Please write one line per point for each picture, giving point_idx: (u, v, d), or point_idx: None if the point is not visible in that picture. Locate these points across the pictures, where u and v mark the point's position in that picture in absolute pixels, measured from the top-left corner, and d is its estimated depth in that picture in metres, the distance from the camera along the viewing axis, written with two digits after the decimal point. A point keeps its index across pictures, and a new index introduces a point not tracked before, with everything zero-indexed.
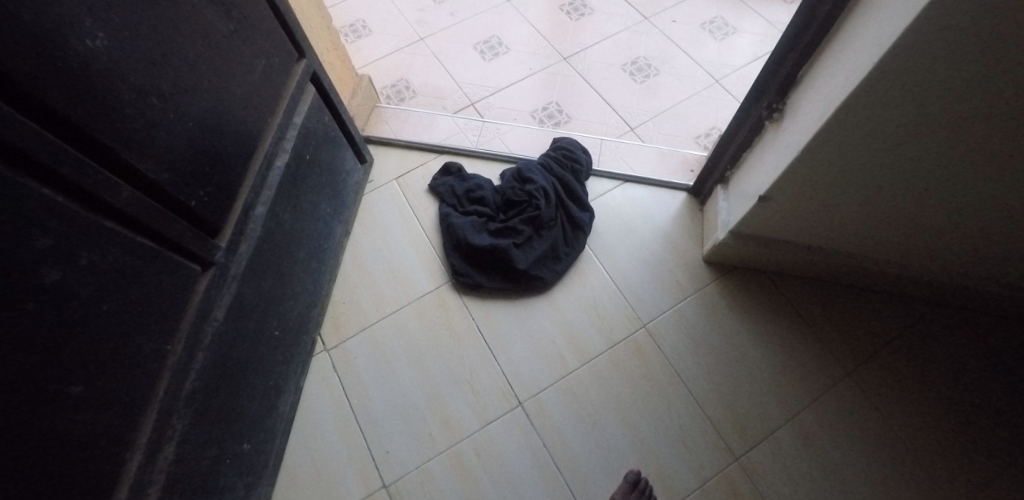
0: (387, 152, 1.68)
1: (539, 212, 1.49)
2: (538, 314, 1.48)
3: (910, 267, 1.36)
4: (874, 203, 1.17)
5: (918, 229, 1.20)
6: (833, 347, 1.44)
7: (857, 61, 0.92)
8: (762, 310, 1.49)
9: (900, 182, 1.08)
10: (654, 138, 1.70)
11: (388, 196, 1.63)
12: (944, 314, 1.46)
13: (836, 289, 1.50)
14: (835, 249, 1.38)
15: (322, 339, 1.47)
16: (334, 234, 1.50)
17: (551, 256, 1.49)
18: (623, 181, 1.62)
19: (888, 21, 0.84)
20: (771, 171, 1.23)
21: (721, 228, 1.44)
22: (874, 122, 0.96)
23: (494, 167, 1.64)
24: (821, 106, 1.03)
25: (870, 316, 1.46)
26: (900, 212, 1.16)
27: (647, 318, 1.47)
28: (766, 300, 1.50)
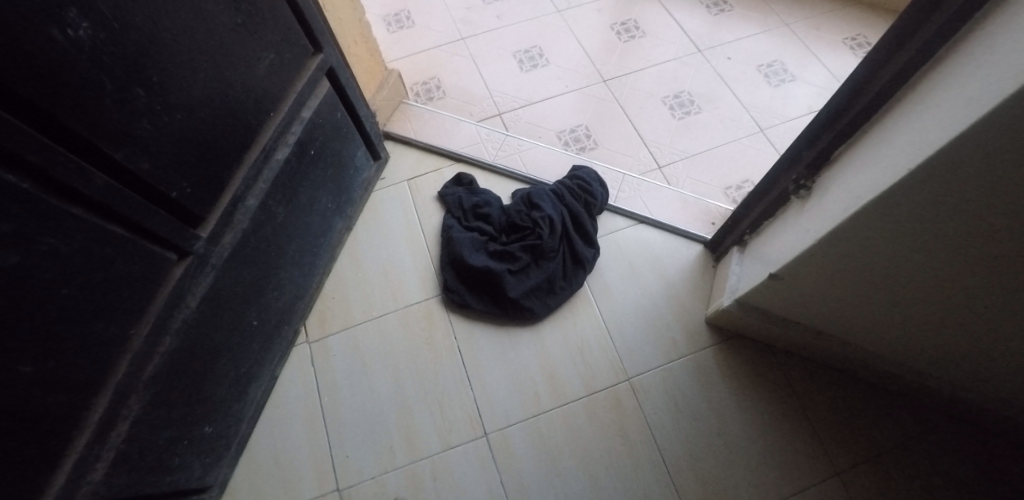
0: (404, 152, 1.66)
1: (540, 241, 1.43)
2: (522, 345, 1.43)
3: (930, 379, 1.24)
4: (895, 306, 1.05)
5: (941, 340, 1.07)
6: (827, 442, 1.32)
7: (893, 160, 0.82)
8: (757, 385, 1.38)
9: (926, 290, 0.95)
10: (680, 181, 1.60)
11: (396, 196, 1.61)
12: (959, 427, 1.32)
13: (841, 378, 1.38)
14: (842, 339, 1.26)
15: (306, 330, 1.47)
16: (335, 229, 1.49)
17: (546, 289, 1.43)
18: (637, 221, 1.54)
19: (933, 124, 0.74)
20: (786, 249, 1.13)
21: (728, 292, 1.35)
22: (897, 228, 0.86)
23: (507, 184, 1.59)
24: (845, 198, 0.94)
25: (873, 414, 1.34)
26: (925, 319, 1.04)
27: (633, 371, 1.40)
28: (762, 374, 1.39)
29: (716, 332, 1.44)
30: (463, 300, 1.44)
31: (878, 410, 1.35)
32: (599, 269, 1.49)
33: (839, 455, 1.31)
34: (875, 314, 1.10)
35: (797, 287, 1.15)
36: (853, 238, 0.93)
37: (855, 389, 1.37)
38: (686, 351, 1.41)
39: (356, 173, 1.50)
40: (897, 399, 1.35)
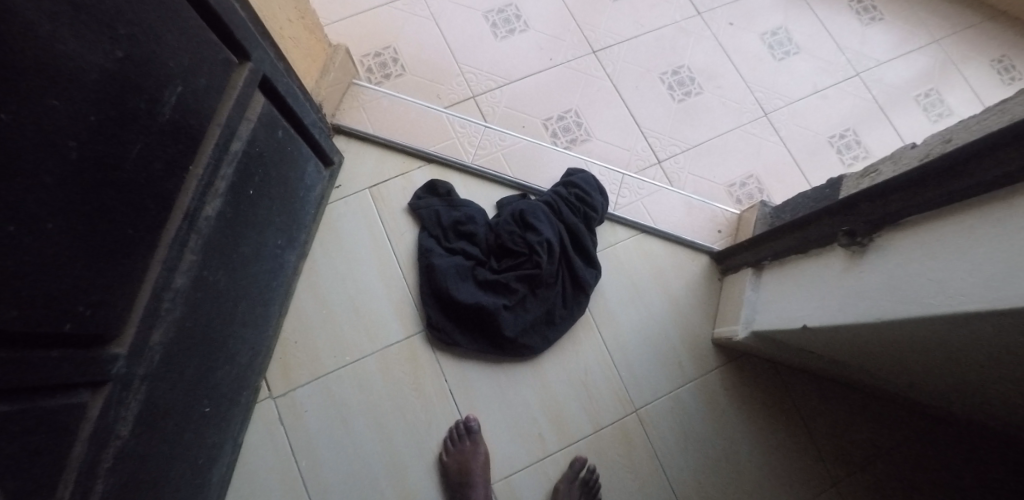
0: (362, 149, 1.38)
1: (539, 270, 1.23)
2: (520, 383, 1.26)
3: (947, 413, 1.16)
4: (953, 377, 0.91)
5: (983, 400, 0.96)
6: (824, 456, 1.25)
7: (989, 275, 0.64)
8: (763, 404, 1.28)
9: (998, 376, 0.81)
10: (683, 180, 1.43)
11: (358, 210, 1.34)
12: (949, 434, 1.25)
13: (837, 388, 1.29)
14: (857, 370, 1.12)
15: (268, 384, 1.26)
16: (288, 263, 1.22)
17: (546, 322, 1.25)
18: (640, 231, 1.37)
19: None
20: (830, 311, 0.93)
21: (742, 320, 1.20)
22: (1006, 345, 0.69)
23: (490, 191, 1.36)
24: (937, 292, 0.71)
25: (866, 425, 1.27)
26: (982, 389, 0.91)
27: (640, 401, 1.27)
28: (760, 390, 1.29)
29: (722, 353, 1.31)
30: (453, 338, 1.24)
31: (887, 429, 1.26)
32: (601, 291, 1.32)
33: (839, 472, 1.24)
34: (920, 377, 0.98)
35: (829, 345, 1.01)
36: (934, 335, 0.76)
37: (865, 407, 1.28)
38: (694, 375, 1.29)
39: (308, 194, 1.21)
40: (912, 417, 1.27)
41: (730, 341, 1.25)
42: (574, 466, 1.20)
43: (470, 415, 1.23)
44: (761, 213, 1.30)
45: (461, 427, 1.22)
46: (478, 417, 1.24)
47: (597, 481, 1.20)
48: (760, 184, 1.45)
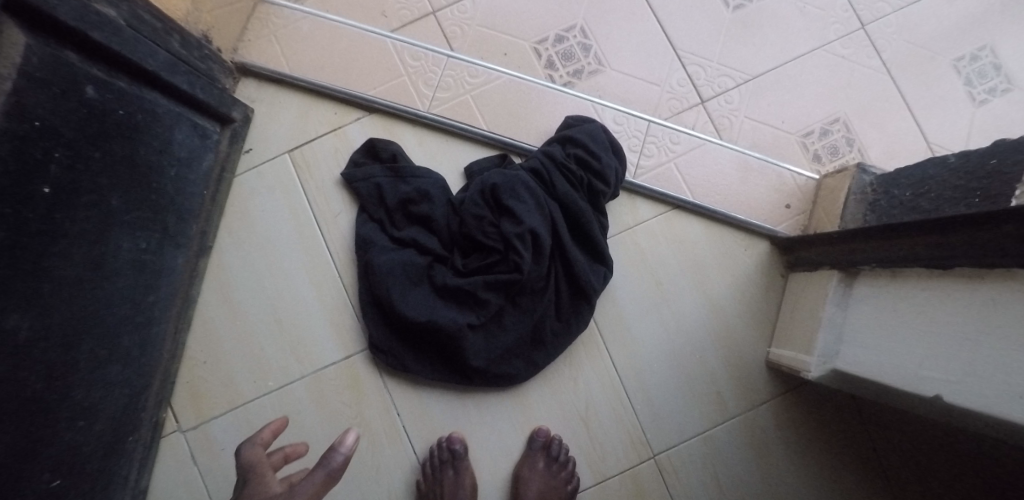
0: (279, 96, 0.99)
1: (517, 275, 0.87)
2: (499, 419, 0.93)
3: None
4: None
5: None
6: None
7: None
8: (826, 449, 0.94)
9: None
10: (737, 131, 1.00)
11: (277, 183, 0.98)
12: None
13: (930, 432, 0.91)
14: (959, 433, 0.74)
15: (175, 416, 0.96)
16: (173, 266, 0.88)
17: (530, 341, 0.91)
18: (671, 207, 0.96)
19: None
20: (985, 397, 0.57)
21: (819, 353, 0.83)
22: None
23: (456, 152, 0.96)
24: None
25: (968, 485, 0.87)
26: None
27: (661, 445, 0.94)
28: (818, 433, 0.94)
29: (779, 378, 0.95)
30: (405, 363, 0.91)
31: None
32: (611, 294, 0.95)
33: None
34: None
35: (969, 421, 0.63)
36: None
37: None
38: (738, 410, 0.95)
39: (189, 172, 0.86)
40: None
41: (797, 373, 0.88)
42: (532, 443, 0.91)
43: (454, 434, 0.91)
44: (859, 184, 0.88)
45: (444, 450, 0.90)
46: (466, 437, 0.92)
47: (565, 459, 0.91)
48: (848, 132, 1.02)
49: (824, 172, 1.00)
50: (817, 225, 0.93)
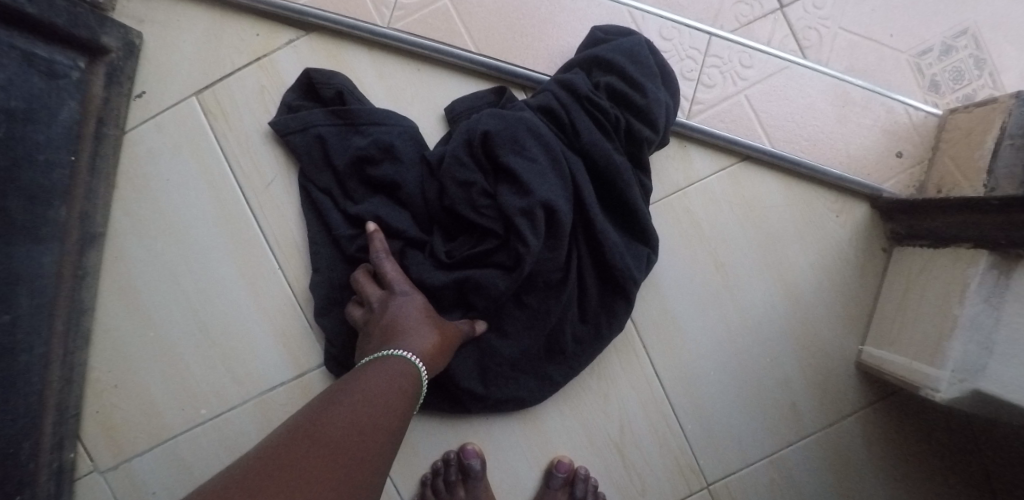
0: (174, 12, 0.69)
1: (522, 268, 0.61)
2: (503, 448, 0.70)
3: None
4: None
5: None
6: None
7: None
8: (925, 476, 0.70)
9: None
10: (829, 48, 0.71)
11: (184, 138, 0.69)
12: None
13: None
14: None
15: (85, 448, 0.69)
16: (39, 268, 0.62)
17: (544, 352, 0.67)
18: (738, 159, 0.69)
19: None
20: None
21: (953, 365, 0.59)
22: None
23: (433, 88, 0.68)
24: None
25: None
26: None
27: (715, 472, 0.71)
28: (918, 457, 0.70)
29: (874, 383, 0.71)
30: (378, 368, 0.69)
31: None
32: (652, 281, 0.70)
33: None
34: None
35: None
36: None
37: None
38: (818, 424, 0.71)
39: (33, 129, 0.58)
40: None
41: (911, 389, 0.63)
42: (551, 481, 0.68)
43: (468, 446, 0.69)
44: (1019, 120, 0.60)
45: (452, 467, 0.68)
46: (483, 450, 0.70)
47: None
48: (978, 48, 0.71)
49: (944, 106, 0.71)
50: (943, 181, 0.67)
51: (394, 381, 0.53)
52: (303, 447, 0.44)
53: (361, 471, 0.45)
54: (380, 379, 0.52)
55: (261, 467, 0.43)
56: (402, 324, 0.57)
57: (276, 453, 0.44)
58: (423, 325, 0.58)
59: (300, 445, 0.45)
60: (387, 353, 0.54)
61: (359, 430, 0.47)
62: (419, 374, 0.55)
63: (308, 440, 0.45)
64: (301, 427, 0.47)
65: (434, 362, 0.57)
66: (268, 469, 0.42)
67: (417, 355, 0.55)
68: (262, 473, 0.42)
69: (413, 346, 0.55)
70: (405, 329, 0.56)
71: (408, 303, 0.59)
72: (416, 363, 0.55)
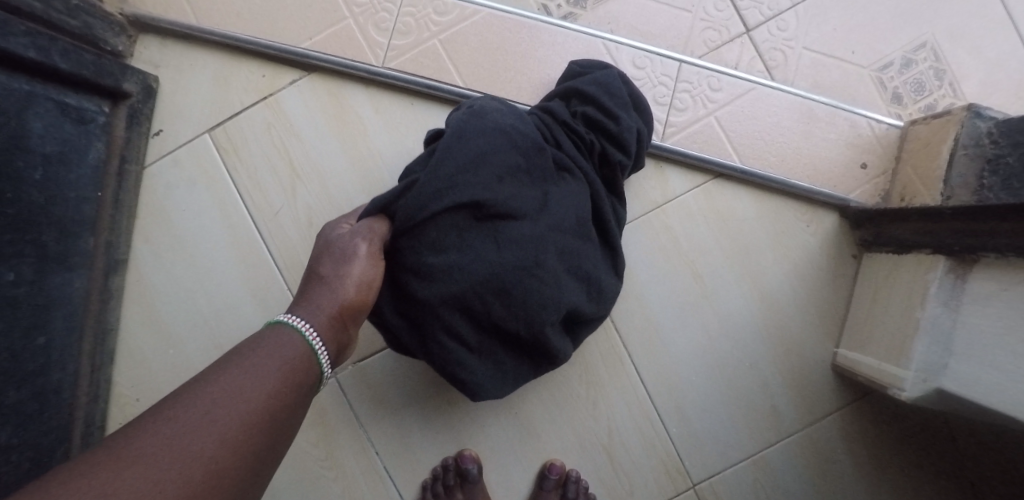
0: (188, 57, 0.76)
1: (458, 176, 0.55)
2: (498, 451, 0.75)
3: None
4: None
5: None
6: None
7: None
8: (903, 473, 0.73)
9: None
10: (794, 67, 0.75)
11: (198, 171, 0.76)
12: None
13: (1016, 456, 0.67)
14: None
15: None
16: (70, 294, 0.68)
17: (492, 314, 0.56)
18: (712, 176, 0.74)
19: None
20: None
21: (916, 365, 0.62)
22: None
23: (424, 118, 0.73)
24: None
25: None
26: None
27: (700, 472, 0.74)
28: (895, 455, 0.73)
29: (850, 384, 0.74)
30: (361, 362, 0.75)
31: None
32: (634, 292, 0.75)
33: None
34: None
35: None
36: None
37: None
38: (797, 424, 0.74)
39: (66, 170, 0.65)
40: None
41: (881, 389, 0.67)
42: (544, 484, 0.72)
43: (465, 452, 0.73)
44: (971, 133, 0.64)
45: (451, 472, 0.73)
46: (479, 455, 0.74)
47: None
48: (937, 60, 0.75)
49: (907, 116, 0.75)
50: (906, 189, 0.71)
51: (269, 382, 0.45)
52: (112, 469, 0.37)
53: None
54: (248, 383, 0.44)
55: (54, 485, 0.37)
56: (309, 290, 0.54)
57: (85, 463, 0.38)
58: (327, 286, 0.54)
59: (107, 464, 0.38)
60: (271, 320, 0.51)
61: (184, 464, 0.39)
62: (312, 349, 0.50)
63: (120, 460, 0.38)
64: (131, 430, 0.40)
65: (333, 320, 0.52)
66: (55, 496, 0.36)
67: (307, 323, 0.51)
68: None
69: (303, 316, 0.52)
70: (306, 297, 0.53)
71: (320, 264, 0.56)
72: (304, 331, 0.50)
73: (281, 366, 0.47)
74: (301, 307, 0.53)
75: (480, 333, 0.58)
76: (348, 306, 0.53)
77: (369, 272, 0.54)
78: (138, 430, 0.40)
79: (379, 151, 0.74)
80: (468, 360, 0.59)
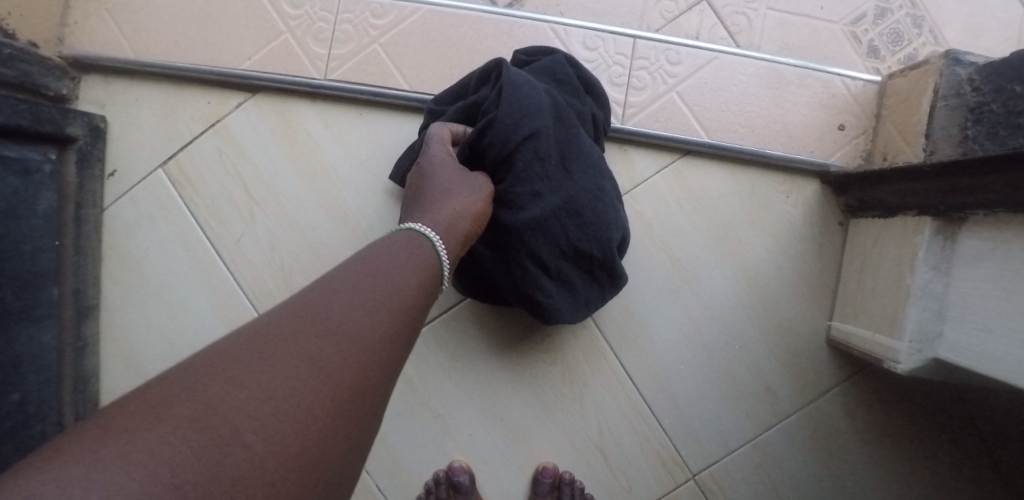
0: (133, 92, 0.74)
1: (526, 104, 0.54)
2: (490, 459, 0.73)
3: None
4: None
5: None
6: None
7: None
8: (910, 444, 0.69)
9: None
10: (760, 30, 0.71)
11: (157, 207, 0.74)
12: None
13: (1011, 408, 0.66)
14: None
15: None
16: (40, 347, 0.67)
17: (568, 239, 0.58)
18: (680, 155, 0.70)
19: None
20: None
21: (911, 335, 0.58)
22: None
23: (377, 129, 0.71)
24: None
25: None
26: None
27: (699, 462, 0.72)
28: (900, 427, 0.70)
29: (848, 358, 0.71)
30: None
31: None
32: None
33: None
34: None
35: None
36: None
37: None
38: (796, 404, 0.71)
39: (14, 223, 0.63)
40: None
41: (877, 362, 0.63)
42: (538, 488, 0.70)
43: (455, 464, 0.72)
44: (951, 82, 0.60)
45: (442, 485, 0.71)
46: (469, 465, 0.72)
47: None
48: (914, 6, 0.70)
49: (887, 70, 0.70)
50: (888, 147, 0.66)
51: (388, 285, 0.42)
52: (229, 380, 0.34)
53: (306, 435, 0.34)
54: (364, 289, 0.41)
55: (158, 400, 0.33)
56: (427, 197, 0.53)
57: (205, 380, 0.34)
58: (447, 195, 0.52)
59: (233, 382, 0.34)
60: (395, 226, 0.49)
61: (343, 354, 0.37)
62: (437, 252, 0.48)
63: (246, 379, 0.34)
64: (242, 340, 0.37)
65: (453, 233, 0.50)
66: (172, 409, 0.32)
67: (434, 230, 0.49)
68: (156, 413, 0.32)
69: (429, 220, 0.49)
70: (426, 205, 0.52)
71: (436, 173, 0.54)
72: (431, 238, 0.48)
73: (395, 268, 0.44)
74: (419, 214, 0.51)
75: (559, 259, 0.60)
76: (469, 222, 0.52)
77: (477, 205, 0.53)
78: (260, 346, 0.36)
79: (334, 168, 0.72)
80: (551, 290, 0.61)
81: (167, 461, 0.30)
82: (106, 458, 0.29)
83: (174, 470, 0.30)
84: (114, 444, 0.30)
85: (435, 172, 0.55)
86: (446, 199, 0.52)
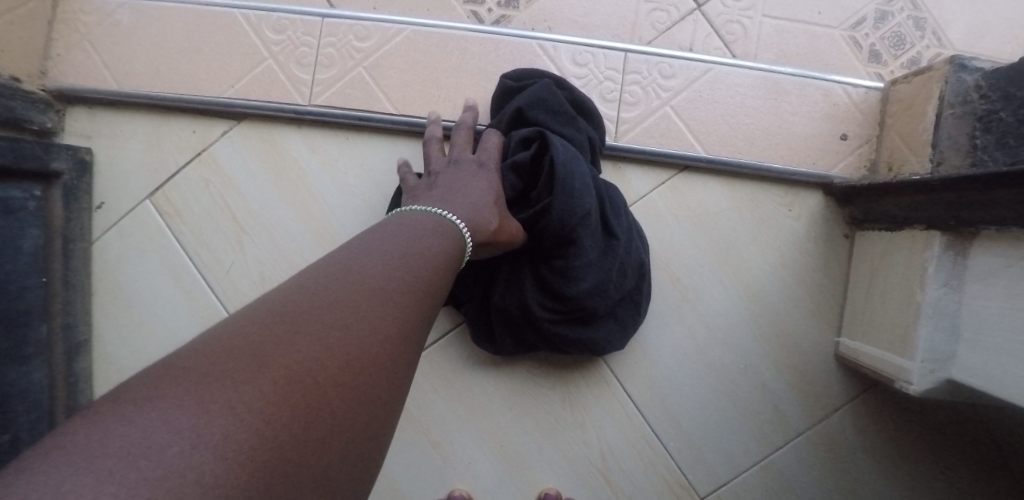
0: (119, 122, 0.73)
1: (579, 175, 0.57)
2: (490, 488, 0.71)
3: None
4: None
5: None
6: None
7: None
8: (921, 465, 0.67)
9: None
10: (756, 39, 0.68)
11: (146, 239, 0.73)
12: None
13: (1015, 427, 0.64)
14: None
15: None
16: (30, 387, 0.65)
17: (616, 290, 0.62)
18: (675, 171, 0.68)
19: None
20: None
21: (922, 355, 0.55)
22: None
23: (365, 154, 0.70)
24: None
25: None
26: None
27: (707, 486, 0.69)
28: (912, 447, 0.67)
29: (857, 375, 0.69)
30: None
31: None
32: None
33: None
34: None
35: None
36: None
37: None
38: (805, 424, 0.69)
39: None
40: None
41: (887, 381, 0.61)
42: None
43: (453, 493, 0.69)
44: (957, 88, 0.57)
45: None
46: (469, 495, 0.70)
47: None
48: (915, 8, 0.68)
49: (890, 75, 0.68)
50: (893, 157, 0.64)
51: (428, 251, 0.45)
52: (313, 332, 0.35)
53: (382, 387, 0.37)
54: (413, 259, 0.43)
55: (251, 349, 0.33)
56: (467, 191, 0.54)
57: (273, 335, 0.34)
58: (487, 200, 0.54)
59: (303, 338, 0.34)
60: (417, 206, 0.51)
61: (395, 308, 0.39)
62: (462, 236, 0.50)
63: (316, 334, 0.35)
64: (304, 296, 0.37)
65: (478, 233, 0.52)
66: (269, 359, 0.33)
67: (457, 216, 0.51)
68: (254, 364, 0.32)
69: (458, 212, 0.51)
70: (465, 199, 0.53)
71: (482, 176, 0.57)
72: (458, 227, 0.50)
73: (427, 240, 0.46)
74: (452, 202, 0.52)
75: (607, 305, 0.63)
76: (491, 215, 0.53)
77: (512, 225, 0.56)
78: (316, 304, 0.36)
79: (322, 194, 0.70)
80: (597, 333, 0.64)
81: (281, 406, 0.31)
82: (221, 407, 0.30)
83: (291, 409, 0.31)
84: (223, 396, 0.30)
85: (480, 176, 0.57)
86: (486, 202, 0.54)
